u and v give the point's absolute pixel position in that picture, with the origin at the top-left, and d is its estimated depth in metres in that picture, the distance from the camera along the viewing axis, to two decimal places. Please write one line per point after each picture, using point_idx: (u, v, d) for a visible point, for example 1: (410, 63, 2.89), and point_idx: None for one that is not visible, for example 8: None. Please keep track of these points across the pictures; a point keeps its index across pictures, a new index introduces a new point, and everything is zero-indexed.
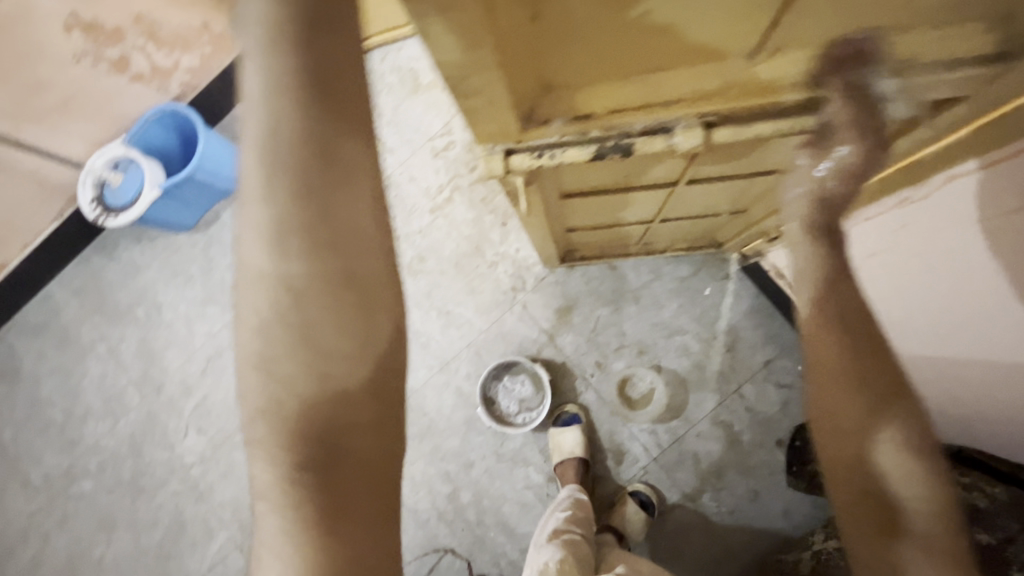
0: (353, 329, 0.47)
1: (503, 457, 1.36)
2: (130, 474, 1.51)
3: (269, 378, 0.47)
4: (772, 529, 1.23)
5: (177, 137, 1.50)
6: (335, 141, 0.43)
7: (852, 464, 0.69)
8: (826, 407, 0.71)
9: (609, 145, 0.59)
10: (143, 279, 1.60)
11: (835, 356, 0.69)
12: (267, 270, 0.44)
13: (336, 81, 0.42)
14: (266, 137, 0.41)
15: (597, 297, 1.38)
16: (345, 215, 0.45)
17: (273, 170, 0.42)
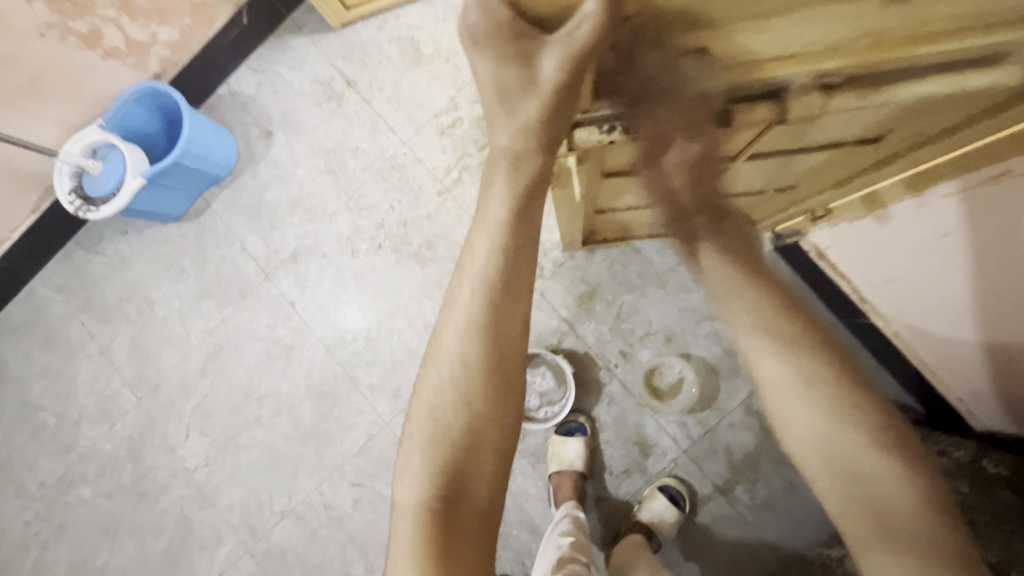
0: (495, 399, 0.60)
1: (524, 453, 1.30)
2: (130, 479, 1.44)
3: (434, 420, 0.61)
4: (809, 521, 1.18)
5: (160, 119, 1.38)
6: (514, 268, 0.58)
7: (822, 461, 0.68)
8: (786, 415, 0.70)
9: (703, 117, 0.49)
10: (132, 274, 1.49)
11: (784, 363, 0.69)
12: (455, 349, 0.60)
13: (523, 231, 0.58)
14: (476, 263, 0.58)
15: (620, 282, 1.29)
16: (507, 319, 0.59)
17: (473, 285, 0.59)
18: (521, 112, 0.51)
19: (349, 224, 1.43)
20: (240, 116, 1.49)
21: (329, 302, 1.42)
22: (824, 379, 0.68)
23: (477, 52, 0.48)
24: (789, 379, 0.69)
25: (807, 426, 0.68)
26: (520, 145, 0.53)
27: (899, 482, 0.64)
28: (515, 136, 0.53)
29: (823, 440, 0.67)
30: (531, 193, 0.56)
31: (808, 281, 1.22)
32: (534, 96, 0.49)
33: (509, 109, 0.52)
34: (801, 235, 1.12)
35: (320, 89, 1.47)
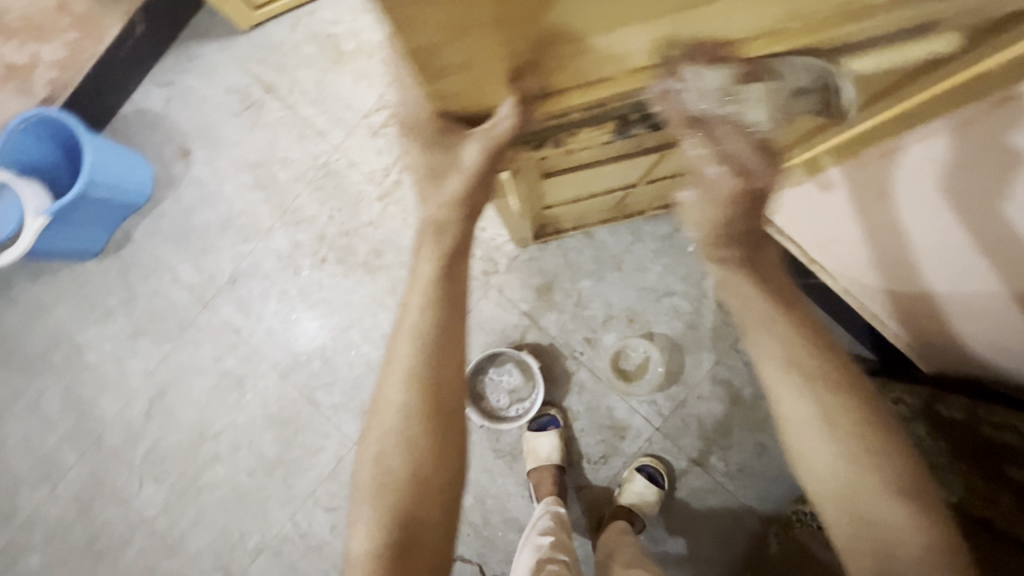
0: (436, 443, 0.56)
1: (501, 453, 1.27)
2: (85, 540, 1.34)
3: (382, 471, 0.56)
4: (783, 480, 1.21)
5: (59, 149, 1.25)
6: (449, 314, 0.55)
7: (838, 488, 0.61)
8: (802, 448, 0.63)
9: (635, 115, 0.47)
10: (53, 321, 1.37)
11: (803, 391, 0.63)
12: (395, 398, 0.56)
13: (455, 275, 0.55)
14: (412, 311, 0.55)
15: (578, 270, 1.28)
16: (442, 364, 0.55)
17: (407, 331, 0.55)
18: (447, 186, 0.49)
19: (288, 240, 1.35)
20: (152, 136, 1.37)
21: (278, 325, 1.34)
22: (861, 419, 0.61)
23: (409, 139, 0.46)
24: (805, 396, 0.63)
25: (828, 460, 0.61)
26: (443, 216, 0.51)
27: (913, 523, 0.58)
28: (442, 208, 0.51)
29: (850, 484, 0.60)
30: (455, 255, 0.54)
31: None
32: (457, 177, 0.47)
33: (435, 182, 0.50)
34: None
35: (237, 98, 1.37)
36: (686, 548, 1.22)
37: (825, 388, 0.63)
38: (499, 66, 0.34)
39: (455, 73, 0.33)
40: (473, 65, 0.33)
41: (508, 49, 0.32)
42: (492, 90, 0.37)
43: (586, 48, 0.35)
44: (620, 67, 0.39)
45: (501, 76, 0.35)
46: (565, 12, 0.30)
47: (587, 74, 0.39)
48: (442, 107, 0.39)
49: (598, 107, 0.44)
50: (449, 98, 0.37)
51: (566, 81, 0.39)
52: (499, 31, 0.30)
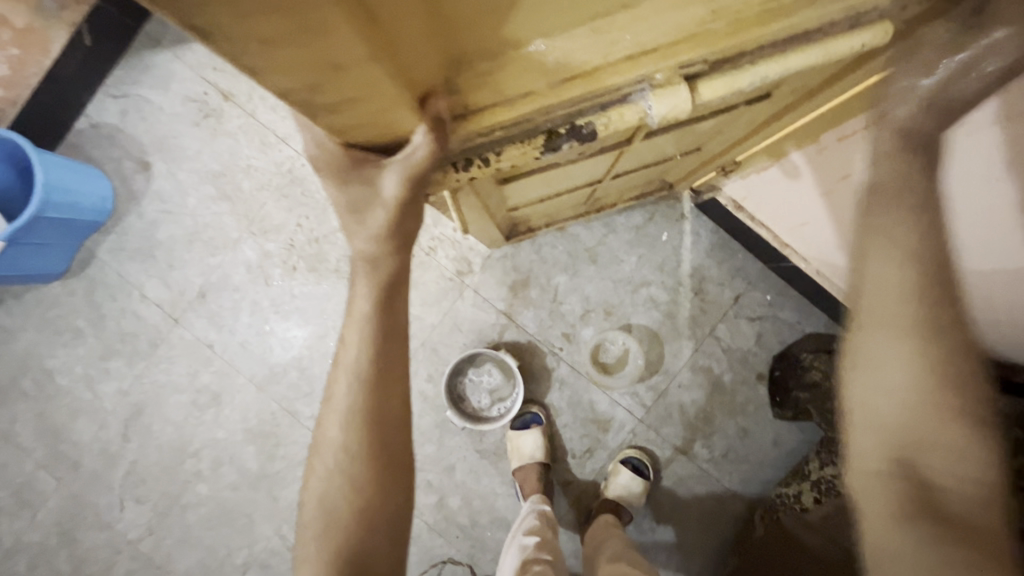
0: (379, 480, 0.56)
1: (485, 453, 1.27)
2: (70, 566, 1.32)
3: (325, 509, 0.57)
4: (765, 463, 1.23)
5: (11, 170, 1.21)
6: (384, 355, 0.55)
7: (902, 405, 0.51)
8: (867, 350, 0.54)
9: (563, 131, 0.45)
10: (20, 346, 1.33)
11: (906, 291, 0.52)
12: (336, 438, 0.57)
13: (392, 310, 0.55)
14: (348, 354, 0.56)
15: (552, 265, 1.27)
16: (381, 404, 0.56)
17: (345, 373, 0.56)
18: (370, 220, 0.48)
19: (257, 250, 1.32)
20: (109, 151, 1.33)
21: (252, 337, 1.32)
22: (956, 347, 0.51)
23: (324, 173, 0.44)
24: (907, 294, 0.52)
25: (902, 378, 0.51)
26: (376, 250, 0.51)
27: (971, 463, 0.48)
28: (370, 242, 0.50)
29: (913, 406, 0.51)
30: (392, 285, 0.54)
31: (731, 232, 1.24)
32: (380, 209, 0.46)
33: (358, 217, 0.49)
34: (717, 189, 1.12)
35: (194, 107, 1.33)
36: (674, 536, 1.22)
37: (946, 304, 0.52)
38: (402, 94, 0.32)
39: (351, 111, 0.32)
40: (369, 101, 0.31)
41: (404, 76, 0.30)
42: (402, 119, 0.36)
43: (490, 58, 0.34)
44: (537, 80, 0.38)
45: (406, 106, 0.34)
46: (458, 22, 0.29)
47: (503, 89, 0.37)
48: (350, 143, 0.38)
49: (525, 122, 0.42)
50: (355, 132, 0.36)
51: (482, 96, 0.38)
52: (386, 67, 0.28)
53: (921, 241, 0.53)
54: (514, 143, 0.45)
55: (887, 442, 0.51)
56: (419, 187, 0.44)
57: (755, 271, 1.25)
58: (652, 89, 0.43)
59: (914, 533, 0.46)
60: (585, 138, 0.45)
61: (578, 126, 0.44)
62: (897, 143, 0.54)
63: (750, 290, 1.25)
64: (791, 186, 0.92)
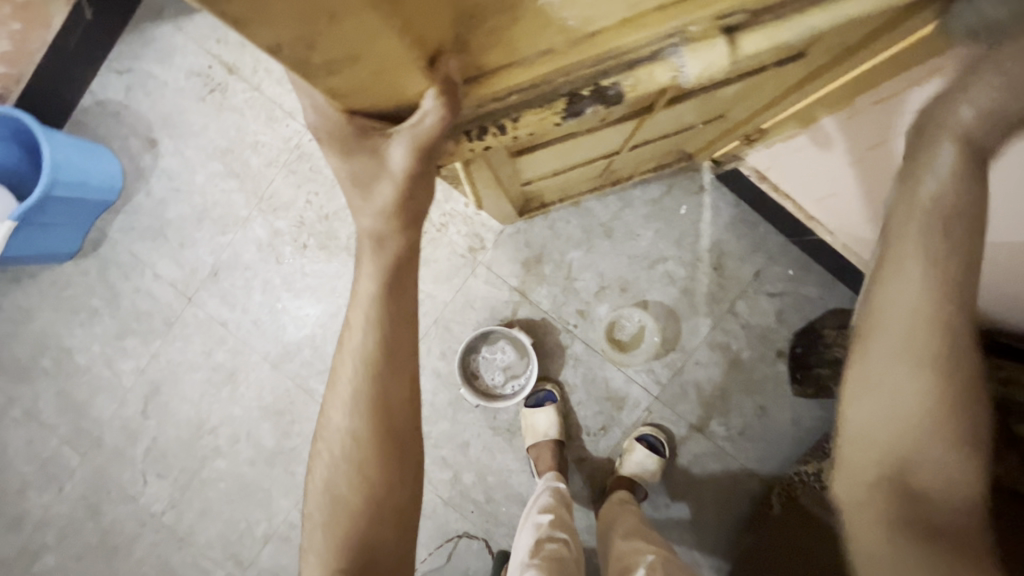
0: (386, 468, 0.56)
1: (499, 431, 1.27)
2: (97, 537, 1.35)
3: (332, 496, 0.57)
4: (784, 441, 1.21)
5: (19, 149, 1.20)
6: (392, 339, 0.54)
7: (900, 428, 0.52)
8: (872, 370, 0.54)
9: (587, 94, 0.42)
10: (38, 324, 1.35)
11: (918, 312, 0.52)
12: (343, 425, 0.56)
13: (401, 293, 0.53)
14: (353, 337, 0.54)
15: (566, 240, 1.24)
16: (389, 389, 0.55)
17: (351, 357, 0.55)
18: (377, 195, 0.47)
19: (266, 228, 1.30)
20: (116, 128, 1.31)
21: (264, 316, 1.31)
22: (961, 373, 0.51)
23: (327, 145, 0.42)
24: (923, 315, 0.52)
25: (910, 401, 0.52)
26: (383, 228, 0.49)
27: (961, 483, 0.50)
28: (377, 219, 0.49)
29: (909, 429, 0.52)
30: (400, 265, 0.52)
31: (753, 205, 1.19)
32: (387, 183, 0.45)
33: (363, 192, 0.47)
34: (739, 159, 1.07)
35: (199, 82, 1.30)
36: (689, 513, 1.22)
37: (957, 329, 0.52)
38: (408, 52, 0.30)
39: (355, 73, 0.30)
40: (372, 62, 0.29)
41: (409, 33, 0.28)
42: (410, 82, 0.34)
43: (505, 12, 0.31)
44: (556, 36, 0.35)
45: (414, 66, 0.31)
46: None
47: (518, 46, 0.35)
48: (357, 112, 0.36)
49: (545, 84, 0.39)
50: (361, 100, 0.34)
51: (495, 54, 0.35)
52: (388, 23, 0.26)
53: (941, 258, 0.51)
54: (533, 107, 0.43)
55: (883, 460, 0.52)
56: (429, 157, 0.42)
57: (777, 245, 1.21)
58: (684, 46, 0.40)
59: (904, 545, 0.49)
60: (611, 100, 0.43)
61: (603, 88, 0.42)
62: (961, 157, 0.49)
63: (771, 265, 1.21)
64: (823, 156, 0.87)
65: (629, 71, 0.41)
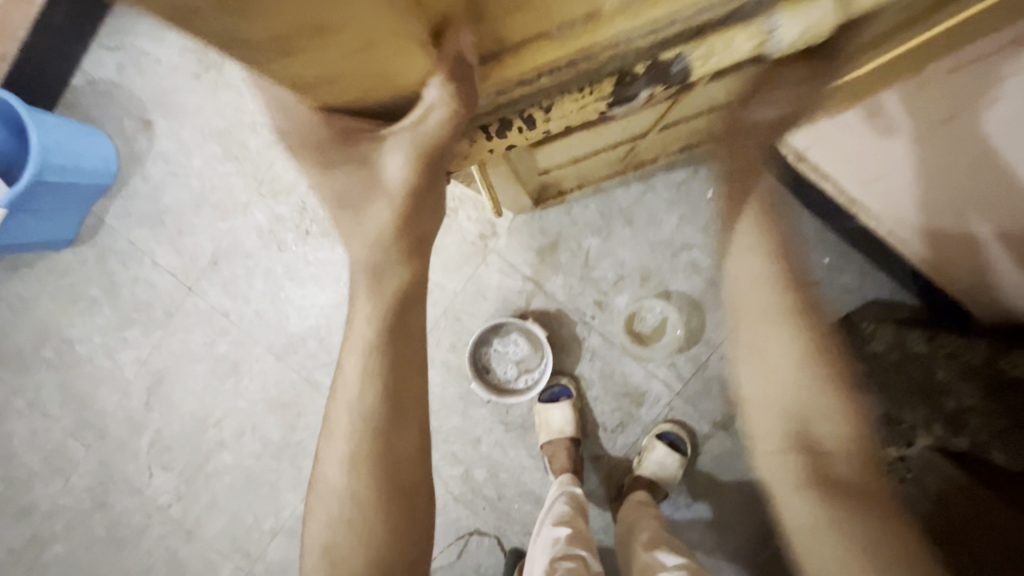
0: (387, 523, 0.58)
1: (511, 426, 1.21)
2: (105, 528, 1.33)
3: (330, 551, 0.58)
4: None
5: (9, 131, 1.14)
6: (397, 393, 0.56)
7: (776, 381, 0.86)
8: (760, 345, 0.88)
9: (642, 69, 0.44)
10: (38, 314, 1.31)
11: (769, 294, 0.88)
12: (343, 480, 0.58)
13: (405, 336, 0.56)
14: (355, 388, 0.56)
15: (583, 227, 1.16)
16: (394, 444, 0.57)
17: (354, 410, 0.57)
18: (370, 220, 0.50)
19: (268, 214, 1.24)
20: (109, 109, 1.25)
21: (267, 306, 1.26)
22: (815, 330, 0.88)
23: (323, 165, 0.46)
24: (776, 292, 0.87)
25: (788, 360, 0.86)
26: (378, 257, 0.52)
27: (842, 436, 0.84)
28: (371, 247, 0.52)
29: (791, 380, 0.86)
30: (403, 301, 0.55)
31: (787, 188, 1.11)
32: (384, 201, 0.48)
33: (356, 217, 0.51)
34: (777, 138, 0.97)
35: (195, 59, 1.23)
36: (712, 514, 1.16)
37: (799, 301, 0.88)
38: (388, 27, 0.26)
39: (324, 57, 0.27)
40: (344, 47, 0.26)
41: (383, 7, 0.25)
42: (400, 63, 0.31)
43: None
44: (605, 0, 0.35)
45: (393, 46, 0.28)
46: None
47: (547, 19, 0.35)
48: (339, 97, 0.33)
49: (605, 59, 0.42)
50: (340, 84, 0.31)
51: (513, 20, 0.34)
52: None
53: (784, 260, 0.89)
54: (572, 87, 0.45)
55: (785, 415, 0.85)
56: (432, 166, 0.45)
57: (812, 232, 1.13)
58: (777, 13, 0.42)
59: (794, 469, 0.84)
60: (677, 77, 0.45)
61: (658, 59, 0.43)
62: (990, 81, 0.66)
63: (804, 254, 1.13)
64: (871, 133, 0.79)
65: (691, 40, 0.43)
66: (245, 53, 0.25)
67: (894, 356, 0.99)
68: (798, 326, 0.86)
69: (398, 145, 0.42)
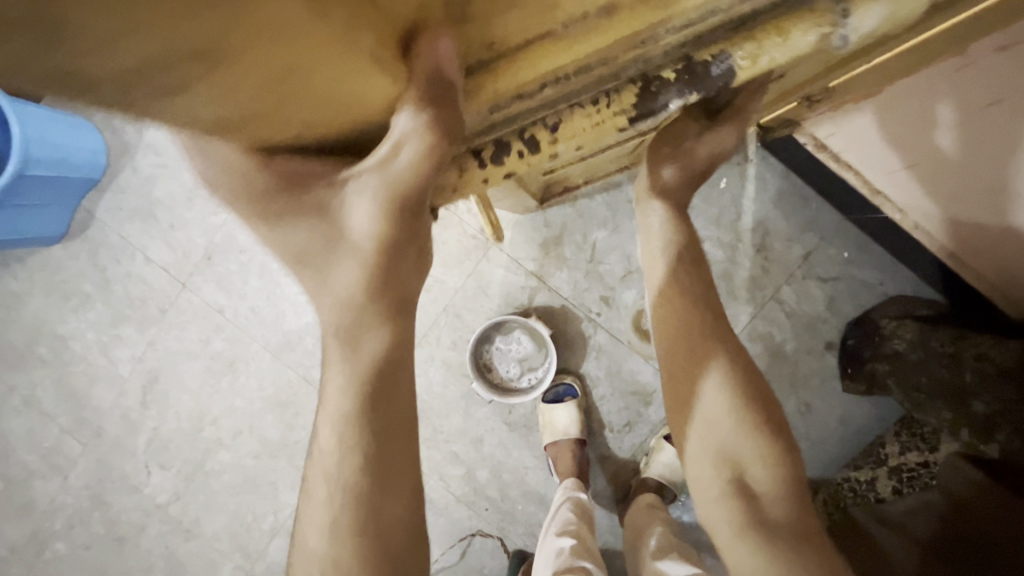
0: None
1: (515, 426, 1.17)
2: (104, 527, 1.31)
3: None
4: (831, 442, 1.08)
5: None
6: (386, 454, 0.51)
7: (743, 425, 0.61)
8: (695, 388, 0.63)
9: (674, 76, 0.48)
10: (32, 311, 1.28)
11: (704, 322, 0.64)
12: (320, 552, 0.52)
13: (390, 399, 0.51)
14: (335, 455, 0.51)
15: (589, 219, 1.11)
16: (382, 509, 0.51)
17: (333, 474, 0.51)
18: (338, 280, 0.50)
19: None
20: None
21: (263, 302, 1.23)
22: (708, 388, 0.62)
23: (285, 223, 0.50)
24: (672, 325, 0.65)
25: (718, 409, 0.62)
26: (351, 319, 0.50)
27: (778, 477, 0.61)
28: (342, 310, 0.50)
29: (724, 431, 0.61)
30: (387, 363, 0.51)
31: (803, 179, 1.06)
32: (351, 259, 0.50)
33: (327, 283, 0.51)
34: (795, 125, 0.91)
35: None
36: None
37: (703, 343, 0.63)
38: (330, 81, 0.32)
39: (275, 98, 0.32)
40: (288, 78, 0.30)
41: (322, 70, 0.31)
42: (352, 99, 0.37)
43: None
44: None
45: (337, 92, 0.34)
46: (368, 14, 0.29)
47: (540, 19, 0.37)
48: (298, 132, 0.40)
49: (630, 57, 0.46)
50: (294, 122, 0.37)
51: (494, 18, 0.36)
52: (286, 62, 0.29)
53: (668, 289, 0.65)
54: (585, 103, 0.49)
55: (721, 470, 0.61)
56: (402, 215, 0.49)
57: (830, 223, 1.08)
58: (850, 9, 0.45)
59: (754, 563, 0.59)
60: (719, 78, 0.48)
61: (691, 62, 0.48)
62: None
63: (822, 247, 1.08)
64: (889, 130, 0.76)
65: (724, 42, 0.47)
66: (187, 89, 0.29)
67: (916, 356, 0.92)
68: (727, 356, 0.63)
69: (366, 189, 0.47)
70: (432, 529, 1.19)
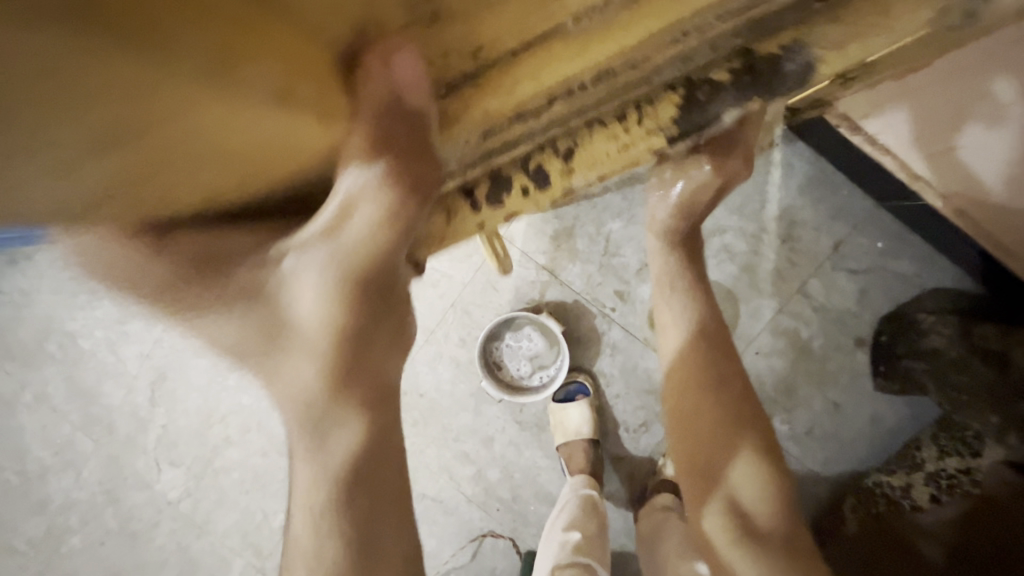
0: None
1: (526, 425, 1.13)
2: (118, 523, 1.31)
3: None
4: (861, 443, 1.02)
5: None
6: (372, 530, 0.50)
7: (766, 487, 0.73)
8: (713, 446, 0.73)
9: (731, 76, 0.45)
10: (41, 308, 1.28)
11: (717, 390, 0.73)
12: None
13: (375, 485, 0.50)
14: (315, 539, 0.50)
15: (603, 210, 1.06)
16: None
17: (320, 551, 0.50)
18: (290, 379, 0.46)
19: None
20: None
21: None
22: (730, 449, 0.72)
23: (208, 317, 0.43)
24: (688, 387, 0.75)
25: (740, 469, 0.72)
26: (311, 417, 0.47)
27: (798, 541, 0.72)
28: (298, 407, 0.47)
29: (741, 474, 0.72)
30: (366, 455, 0.49)
31: (833, 164, 0.99)
32: (303, 356, 0.45)
33: (276, 379, 0.46)
34: (827, 105, 0.84)
35: None
36: None
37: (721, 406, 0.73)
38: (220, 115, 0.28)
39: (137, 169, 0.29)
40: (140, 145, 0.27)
41: (174, 129, 0.27)
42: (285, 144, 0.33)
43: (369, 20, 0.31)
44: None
45: (254, 137, 0.31)
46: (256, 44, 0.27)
47: (540, 14, 0.36)
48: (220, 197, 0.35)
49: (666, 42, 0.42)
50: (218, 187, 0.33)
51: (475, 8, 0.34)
52: (145, 105, 0.25)
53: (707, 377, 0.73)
54: (613, 121, 0.47)
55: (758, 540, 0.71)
56: (361, 291, 0.45)
57: (862, 211, 1.01)
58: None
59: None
60: (791, 77, 0.44)
61: (751, 61, 0.44)
62: None
63: (853, 237, 1.01)
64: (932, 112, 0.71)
65: (794, 30, 0.44)
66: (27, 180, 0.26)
67: (958, 353, 0.86)
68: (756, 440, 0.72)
69: (316, 265, 0.43)
70: (443, 530, 1.16)
